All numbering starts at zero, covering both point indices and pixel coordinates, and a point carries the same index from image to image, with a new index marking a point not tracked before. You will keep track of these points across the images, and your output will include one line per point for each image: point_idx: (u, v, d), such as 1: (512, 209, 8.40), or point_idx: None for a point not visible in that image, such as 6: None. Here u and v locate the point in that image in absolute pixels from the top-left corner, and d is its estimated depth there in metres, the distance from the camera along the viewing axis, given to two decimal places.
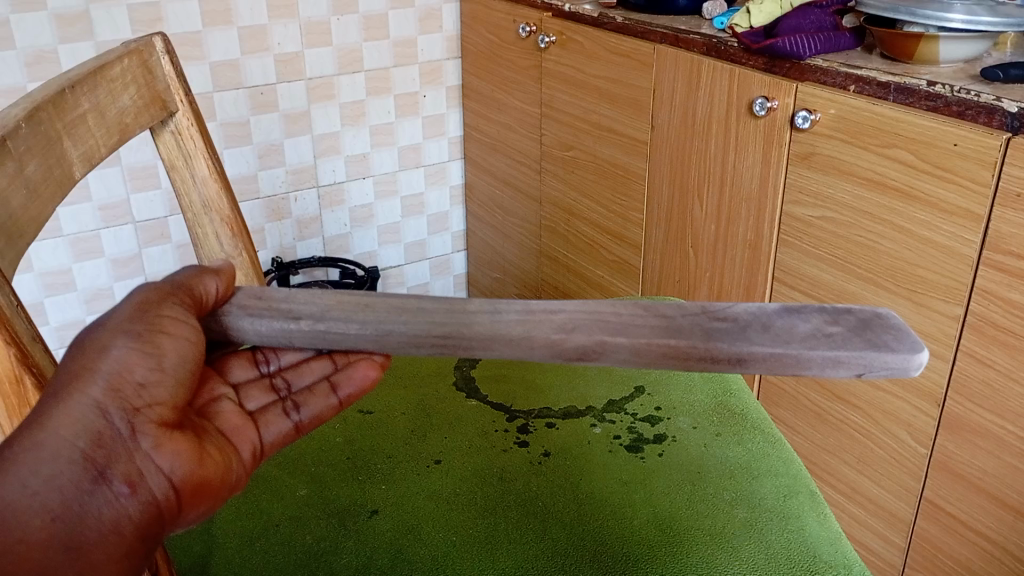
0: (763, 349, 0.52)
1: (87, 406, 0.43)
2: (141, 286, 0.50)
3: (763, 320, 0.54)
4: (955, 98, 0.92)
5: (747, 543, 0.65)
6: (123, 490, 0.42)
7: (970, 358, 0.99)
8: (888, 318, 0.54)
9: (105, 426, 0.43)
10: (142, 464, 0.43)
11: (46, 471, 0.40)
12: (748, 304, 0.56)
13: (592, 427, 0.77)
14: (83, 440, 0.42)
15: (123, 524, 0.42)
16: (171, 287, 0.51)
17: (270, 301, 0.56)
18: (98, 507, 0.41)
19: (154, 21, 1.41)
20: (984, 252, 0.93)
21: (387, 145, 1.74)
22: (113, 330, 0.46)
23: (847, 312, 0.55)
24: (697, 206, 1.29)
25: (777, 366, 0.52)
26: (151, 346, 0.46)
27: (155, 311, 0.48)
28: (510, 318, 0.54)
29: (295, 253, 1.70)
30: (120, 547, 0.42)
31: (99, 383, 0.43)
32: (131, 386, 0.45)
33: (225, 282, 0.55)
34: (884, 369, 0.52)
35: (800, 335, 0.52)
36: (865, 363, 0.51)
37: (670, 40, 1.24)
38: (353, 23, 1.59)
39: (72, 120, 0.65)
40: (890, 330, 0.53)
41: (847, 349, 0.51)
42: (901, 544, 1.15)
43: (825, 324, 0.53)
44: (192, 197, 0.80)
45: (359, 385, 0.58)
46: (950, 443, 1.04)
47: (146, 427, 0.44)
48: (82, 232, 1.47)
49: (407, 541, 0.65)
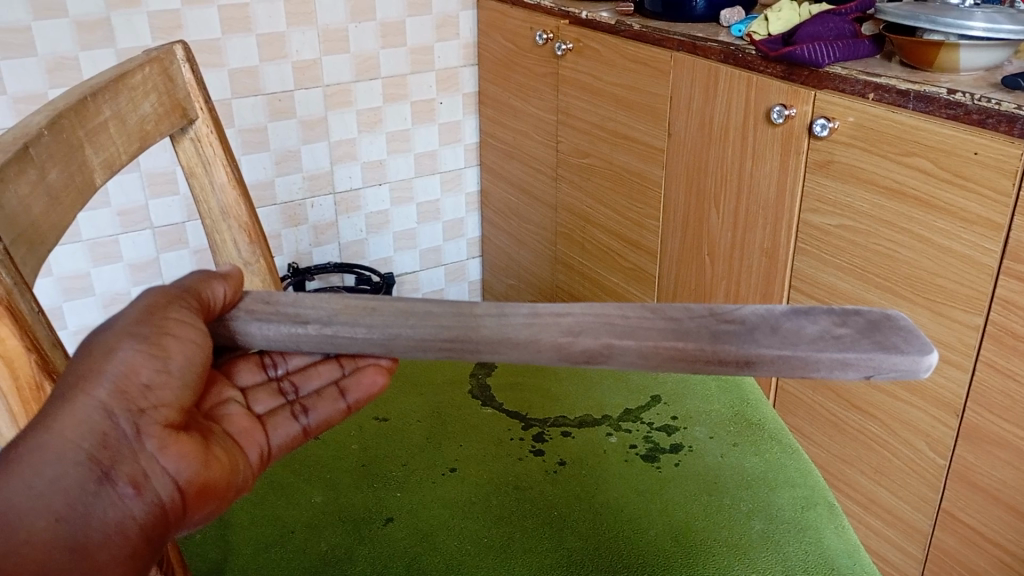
0: (771, 351, 0.51)
1: (93, 407, 0.42)
2: (149, 289, 0.50)
3: (771, 322, 0.54)
4: (976, 106, 0.91)
5: (764, 556, 0.64)
6: (129, 492, 0.41)
7: (991, 369, 0.98)
8: (896, 320, 0.54)
9: (110, 427, 0.42)
10: (147, 466, 0.42)
11: (51, 472, 0.39)
12: (755, 306, 0.55)
13: (608, 436, 0.77)
14: (88, 441, 0.41)
15: (128, 525, 0.41)
16: (178, 290, 0.51)
17: (277, 306, 0.56)
18: (103, 508, 0.40)
19: (173, 28, 1.42)
20: (1004, 261, 0.92)
21: (403, 151, 1.74)
22: (119, 332, 0.45)
23: (855, 314, 0.55)
24: (713, 214, 1.28)
25: (785, 368, 0.51)
26: (158, 349, 0.46)
27: (162, 313, 0.48)
28: (516, 321, 0.54)
29: (311, 258, 1.71)
30: (125, 549, 0.40)
31: (105, 384, 0.43)
32: (137, 387, 0.44)
33: (233, 286, 0.55)
34: (893, 371, 0.51)
35: (808, 337, 0.52)
36: (874, 366, 0.51)
37: (687, 48, 1.24)
38: (370, 30, 1.60)
39: (94, 128, 0.66)
40: (899, 331, 0.53)
41: (855, 351, 0.51)
42: (918, 556, 1.14)
43: (833, 326, 0.53)
44: (210, 204, 0.81)
45: (367, 391, 0.58)
46: (969, 454, 1.03)
47: (151, 428, 0.43)
48: (101, 237, 1.48)
49: (422, 549, 0.65)
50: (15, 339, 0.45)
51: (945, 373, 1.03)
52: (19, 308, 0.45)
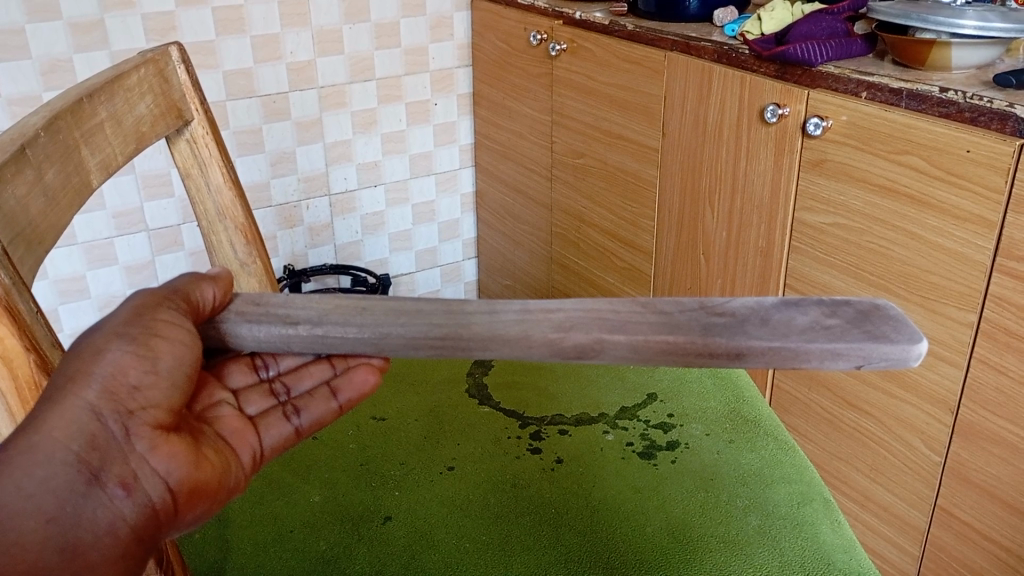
0: (762, 342, 0.51)
1: (81, 410, 0.42)
2: (137, 291, 0.50)
3: (761, 313, 0.54)
4: (967, 104, 0.92)
5: (761, 550, 0.65)
6: (119, 493, 0.41)
7: (984, 365, 0.98)
8: (886, 309, 0.54)
9: (99, 429, 0.42)
10: (137, 466, 0.42)
11: (40, 474, 0.39)
12: (745, 299, 0.56)
13: (604, 434, 0.77)
14: (77, 443, 0.41)
15: (119, 526, 0.41)
16: (167, 292, 0.51)
17: (268, 307, 0.56)
18: (93, 509, 0.40)
19: (168, 30, 1.42)
20: (997, 258, 0.93)
21: (398, 152, 1.74)
22: (107, 334, 0.45)
23: (845, 304, 0.55)
24: (708, 213, 1.29)
25: (775, 359, 0.52)
26: (146, 349, 0.46)
27: (150, 315, 0.48)
28: (508, 318, 0.54)
29: (307, 260, 1.71)
30: (116, 549, 0.41)
31: (93, 386, 0.43)
32: (125, 388, 0.44)
33: (222, 288, 0.55)
34: (883, 360, 0.51)
35: (798, 328, 0.52)
36: (865, 355, 0.51)
37: (681, 47, 1.24)
38: (365, 31, 1.60)
39: (91, 129, 0.66)
40: (889, 321, 0.53)
41: (845, 341, 0.51)
42: (914, 552, 1.15)
43: (823, 317, 0.53)
44: (207, 205, 0.81)
45: (360, 389, 0.58)
46: (964, 450, 1.04)
47: (141, 429, 0.43)
48: (96, 240, 1.48)
49: (419, 546, 0.65)
50: (14, 339, 0.45)
51: (939, 369, 1.03)
52: (19, 308, 0.46)
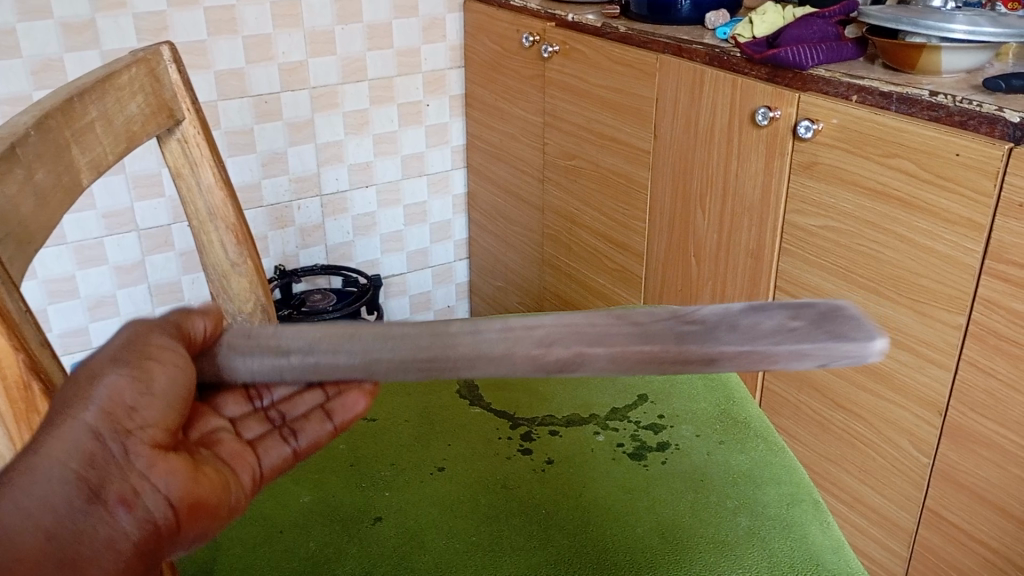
0: (732, 347, 0.51)
1: (79, 429, 0.41)
2: (132, 320, 0.49)
3: (729, 320, 0.54)
4: (958, 108, 0.93)
5: (749, 551, 0.64)
6: (119, 509, 0.40)
7: (973, 368, 0.99)
8: (846, 309, 0.54)
9: (97, 448, 0.41)
10: (137, 483, 0.41)
11: (40, 491, 0.38)
12: (714, 306, 0.56)
13: (595, 435, 0.77)
14: (75, 461, 0.40)
15: (120, 541, 0.40)
16: (161, 322, 0.50)
17: (259, 337, 0.56)
18: (93, 525, 0.40)
19: (161, 30, 1.42)
20: (985, 261, 0.94)
21: (391, 153, 1.74)
22: (103, 360, 0.45)
23: (809, 306, 0.55)
24: (699, 215, 1.29)
25: (745, 362, 0.51)
26: (141, 372, 0.45)
27: (143, 341, 0.47)
28: (490, 335, 0.54)
29: (297, 261, 1.71)
30: (118, 565, 0.40)
31: (92, 408, 0.42)
32: (123, 409, 0.43)
33: (213, 321, 0.54)
34: (845, 358, 0.51)
35: (765, 331, 0.52)
36: (828, 354, 0.51)
37: (673, 50, 1.25)
38: (357, 32, 1.60)
39: (81, 128, 0.66)
40: (850, 320, 0.53)
41: (811, 341, 0.51)
42: (903, 554, 1.15)
43: (788, 320, 0.54)
44: (197, 205, 0.81)
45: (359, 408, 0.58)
46: (952, 452, 1.04)
47: (139, 448, 0.42)
48: (85, 240, 1.48)
49: (411, 547, 0.65)
50: (3, 338, 0.44)
51: (927, 372, 1.04)
52: (7, 308, 0.45)
